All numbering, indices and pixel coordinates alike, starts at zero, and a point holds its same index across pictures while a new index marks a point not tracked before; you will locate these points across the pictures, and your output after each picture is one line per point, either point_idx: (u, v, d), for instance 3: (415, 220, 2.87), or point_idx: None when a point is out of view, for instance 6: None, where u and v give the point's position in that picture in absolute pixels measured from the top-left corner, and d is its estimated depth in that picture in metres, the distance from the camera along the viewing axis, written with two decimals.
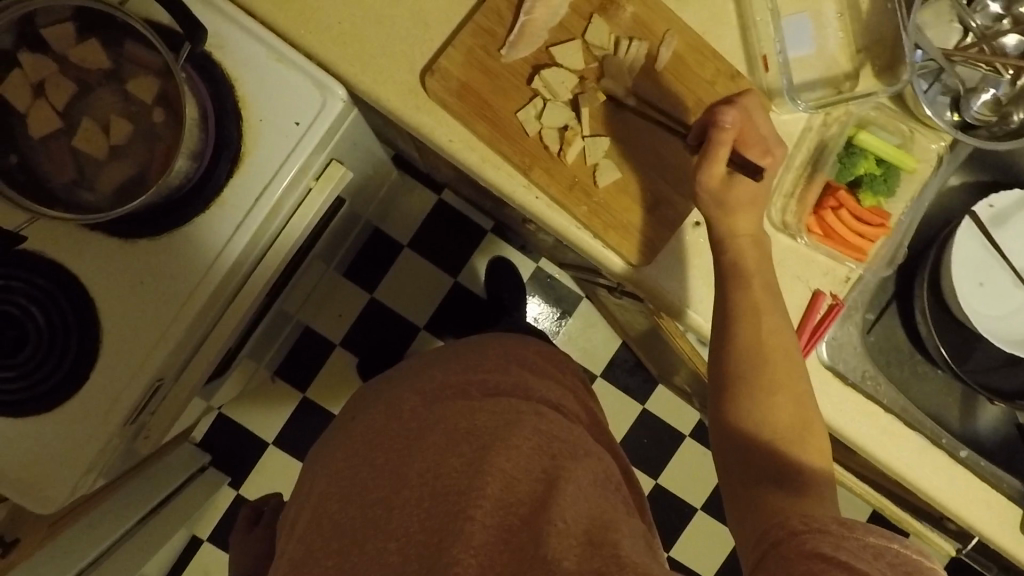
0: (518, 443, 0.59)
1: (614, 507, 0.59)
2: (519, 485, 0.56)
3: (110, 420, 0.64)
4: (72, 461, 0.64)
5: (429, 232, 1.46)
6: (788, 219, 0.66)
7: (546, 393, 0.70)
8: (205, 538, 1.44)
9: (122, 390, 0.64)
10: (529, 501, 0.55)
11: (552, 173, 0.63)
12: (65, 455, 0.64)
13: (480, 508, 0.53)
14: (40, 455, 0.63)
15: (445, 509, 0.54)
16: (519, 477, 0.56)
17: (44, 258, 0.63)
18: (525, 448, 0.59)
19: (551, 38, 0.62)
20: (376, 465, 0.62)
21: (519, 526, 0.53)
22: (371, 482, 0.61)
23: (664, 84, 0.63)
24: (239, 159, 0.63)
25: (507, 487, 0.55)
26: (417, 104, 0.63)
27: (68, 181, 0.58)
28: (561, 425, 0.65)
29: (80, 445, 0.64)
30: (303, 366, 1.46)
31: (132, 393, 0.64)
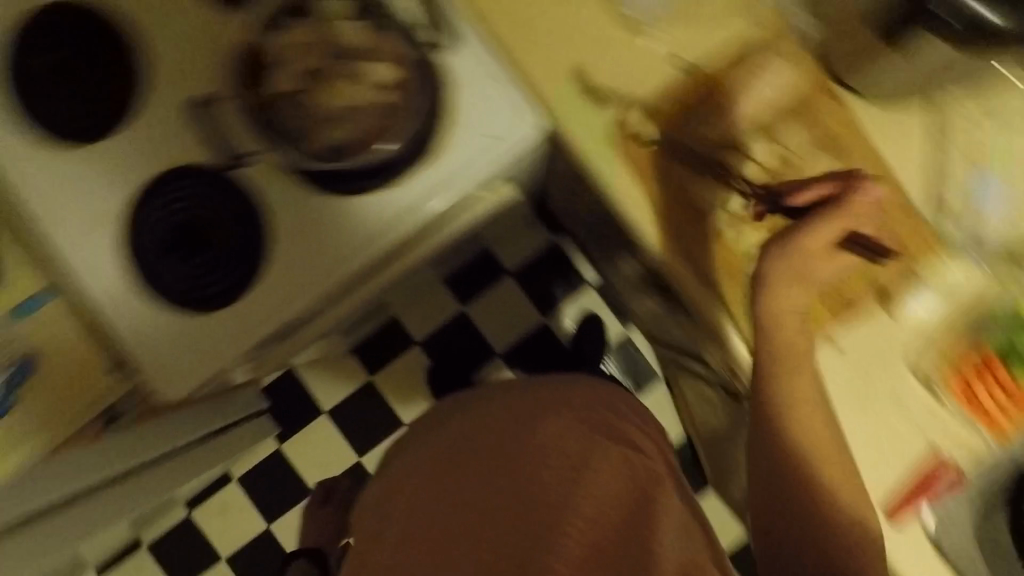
0: (609, 481, 0.71)
1: (693, 542, 0.73)
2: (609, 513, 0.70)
3: (247, 338, 0.71)
4: (202, 365, 0.71)
5: (535, 267, 1.50)
6: (929, 370, 0.67)
7: (627, 431, 0.78)
8: (236, 477, 1.52)
9: (266, 318, 0.71)
10: (617, 530, 0.69)
11: (710, 250, 0.66)
12: (201, 356, 0.71)
13: (574, 526, 0.68)
14: (180, 349, 0.71)
15: (539, 526, 0.68)
16: (610, 510, 0.70)
17: (240, 183, 0.69)
18: (608, 485, 0.71)
19: (748, 132, 0.66)
20: (475, 462, 0.74)
21: (619, 553, 0.67)
22: (466, 488, 0.72)
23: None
24: (433, 152, 0.69)
25: (596, 511, 0.69)
26: (603, 153, 0.67)
27: (299, 129, 0.67)
28: (640, 464, 0.75)
29: (215, 351, 0.71)
30: (378, 352, 1.51)
31: (274, 323, 0.71)
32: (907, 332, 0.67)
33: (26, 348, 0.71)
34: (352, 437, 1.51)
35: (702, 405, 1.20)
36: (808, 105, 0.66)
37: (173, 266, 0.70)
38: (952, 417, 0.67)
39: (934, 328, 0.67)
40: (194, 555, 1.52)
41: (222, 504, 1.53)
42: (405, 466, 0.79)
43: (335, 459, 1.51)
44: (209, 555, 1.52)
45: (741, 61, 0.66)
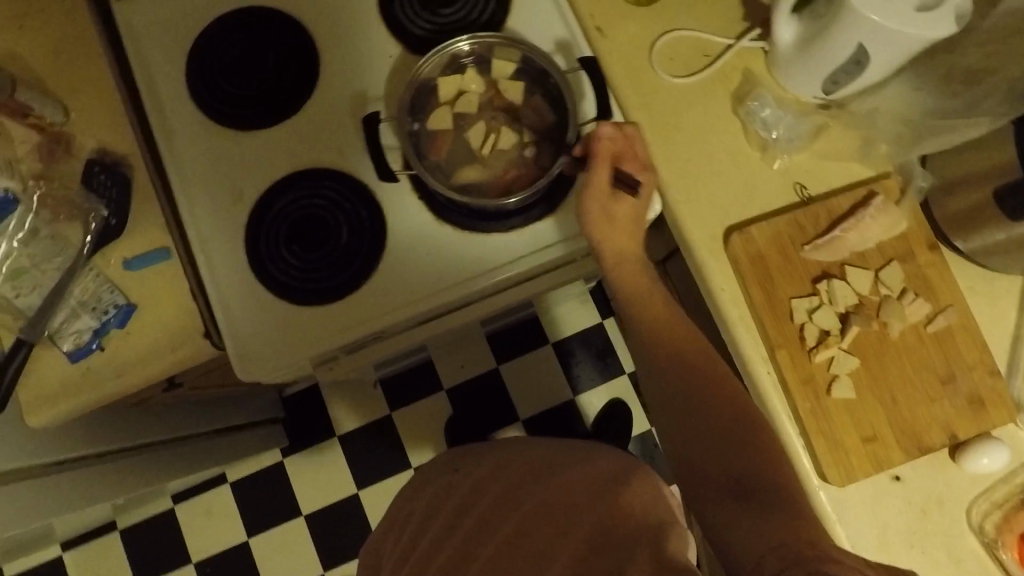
0: (599, 517, 0.66)
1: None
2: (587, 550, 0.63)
3: (332, 337, 0.73)
4: (285, 354, 0.73)
5: (576, 343, 1.52)
6: (986, 526, 0.66)
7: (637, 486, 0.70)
8: (231, 481, 1.49)
9: (353, 325, 0.73)
10: (600, 561, 0.61)
11: (794, 362, 0.68)
12: (283, 348, 0.73)
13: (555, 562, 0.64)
14: (268, 337, 0.74)
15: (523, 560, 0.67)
16: (596, 543, 0.63)
17: (372, 196, 0.75)
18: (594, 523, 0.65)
19: (848, 259, 0.70)
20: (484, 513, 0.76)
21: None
22: (474, 521, 0.77)
23: (929, 346, 0.68)
24: (553, 211, 0.74)
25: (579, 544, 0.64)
26: (711, 249, 0.72)
27: (440, 160, 0.74)
28: (653, 510, 0.66)
29: (298, 346, 0.74)
30: (405, 389, 1.52)
31: (359, 332, 0.73)
32: (967, 480, 0.67)
33: (126, 297, 0.73)
34: (357, 467, 1.49)
35: None
36: (909, 247, 0.70)
37: (287, 255, 0.74)
38: None
39: (999, 487, 0.66)
40: (165, 551, 1.47)
41: (207, 505, 1.49)
42: (439, 501, 0.85)
43: (334, 486, 1.48)
44: (181, 555, 1.47)
45: (858, 196, 0.71)
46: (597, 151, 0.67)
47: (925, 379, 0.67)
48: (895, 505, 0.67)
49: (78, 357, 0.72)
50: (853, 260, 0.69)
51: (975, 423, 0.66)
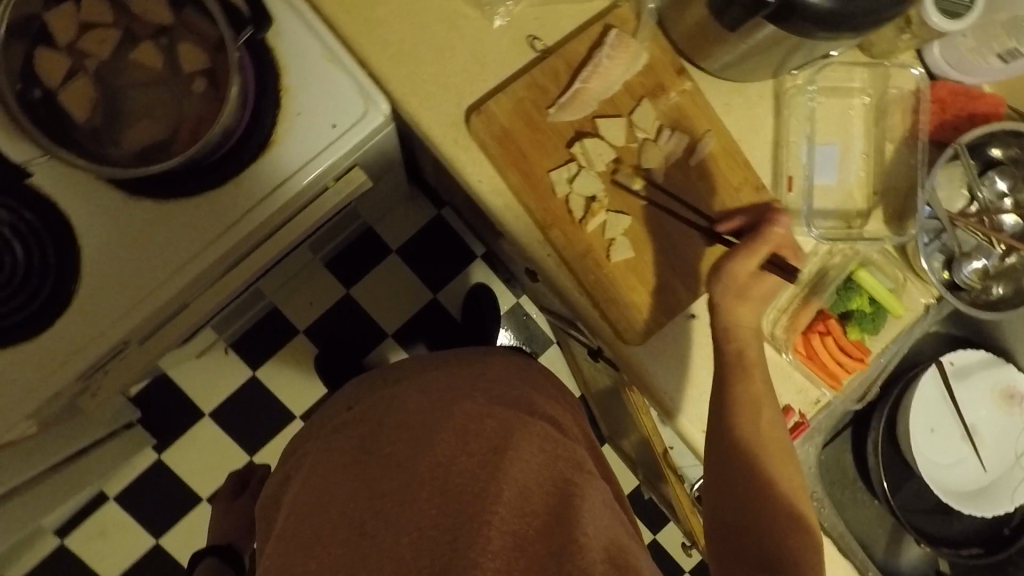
0: (527, 457, 0.61)
1: (620, 532, 0.61)
2: (532, 496, 0.58)
3: (106, 338, 0.61)
4: (58, 368, 0.61)
5: (421, 243, 1.45)
6: (776, 332, 0.69)
7: (543, 405, 0.72)
8: (113, 496, 1.38)
9: (113, 322, 0.61)
10: (542, 514, 0.57)
11: (570, 238, 0.63)
12: (31, 377, 0.61)
13: (497, 513, 0.55)
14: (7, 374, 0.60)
15: (457, 519, 0.55)
16: (532, 489, 0.59)
17: (40, 194, 0.60)
18: (534, 462, 0.61)
19: (598, 110, 0.63)
20: (389, 442, 0.63)
21: (535, 537, 0.55)
22: (377, 468, 0.61)
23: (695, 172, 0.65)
24: (268, 146, 0.62)
25: (522, 498, 0.57)
26: (456, 139, 0.63)
27: (90, 129, 0.56)
28: (560, 441, 0.67)
29: (53, 368, 0.61)
30: (261, 345, 1.42)
31: (118, 329, 0.61)
32: None
33: None
34: (243, 435, 1.42)
35: (591, 368, 1.23)
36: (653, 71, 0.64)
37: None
38: (802, 378, 0.69)
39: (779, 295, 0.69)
40: None
41: (102, 526, 1.39)
42: (323, 449, 0.68)
43: (224, 462, 1.41)
44: None
45: (593, 36, 0.63)
46: (764, 237, 0.60)
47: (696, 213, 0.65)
48: (698, 341, 0.68)
49: None
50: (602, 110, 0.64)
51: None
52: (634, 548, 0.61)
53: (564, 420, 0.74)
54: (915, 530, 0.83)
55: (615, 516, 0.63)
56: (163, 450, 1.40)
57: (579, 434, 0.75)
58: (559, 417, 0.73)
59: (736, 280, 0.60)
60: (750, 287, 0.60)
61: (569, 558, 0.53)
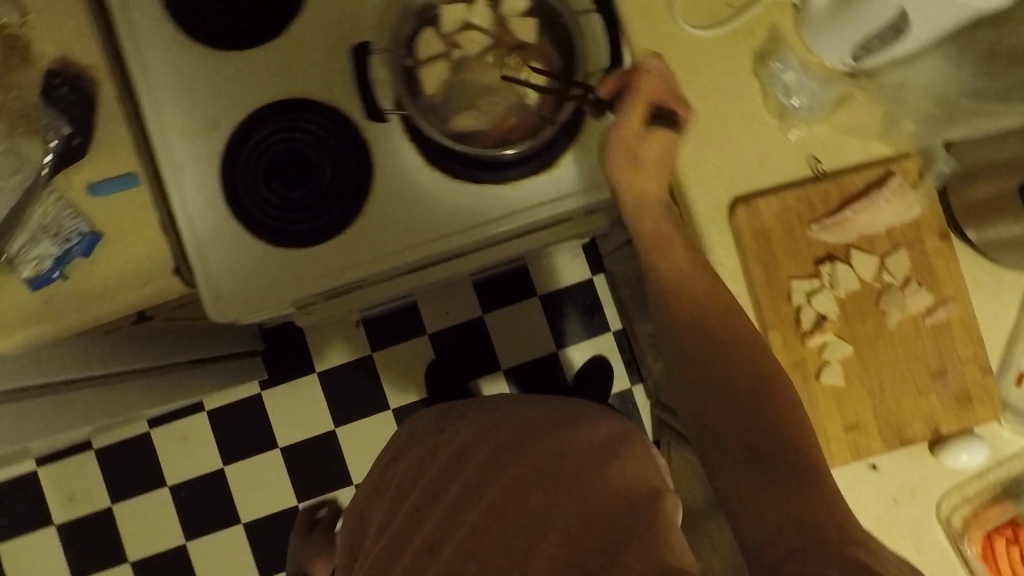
0: (592, 488, 0.61)
1: None
2: (594, 523, 0.57)
3: (352, 273, 0.69)
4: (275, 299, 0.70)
5: (563, 297, 1.51)
6: (951, 517, 0.67)
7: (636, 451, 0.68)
8: (207, 409, 1.47)
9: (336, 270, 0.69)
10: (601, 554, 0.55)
11: (787, 344, 0.66)
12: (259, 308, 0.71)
13: (556, 542, 0.57)
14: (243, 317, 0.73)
15: (506, 548, 0.59)
16: (597, 517, 0.58)
17: (358, 134, 0.69)
18: (597, 492, 0.61)
19: (856, 242, 0.66)
20: (472, 472, 0.71)
21: None
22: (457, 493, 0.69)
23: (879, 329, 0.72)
24: (551, 166, 0.69)
25: (570, 527, 0.58)
26: (715, 219, 0.68)
27: (431, 104, 0.66)
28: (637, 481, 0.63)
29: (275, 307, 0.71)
30: (388, 330, 1.50)
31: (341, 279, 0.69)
32: (942, 473, 0.67)
33: (90, 224, 0.67)
34: (337, 404, 1.48)
35: (689, 479, 1.21)
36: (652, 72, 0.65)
37: (257, 201, 0.69)
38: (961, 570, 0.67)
39: (971, 482, 0.67)
40: (140, 473, 1.47)
41: (186, 431, 1.48)
42: (425, 460, 0.79)
43: (311, 420, 1.48)
44: (157, 477, 1.47)
45: (874, 176, 0.66)
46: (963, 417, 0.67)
47: (914, 370, 0.66)
48: (868, 491, 0.67)
49: (37, 284, 0.66)
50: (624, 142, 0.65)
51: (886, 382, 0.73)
52: None
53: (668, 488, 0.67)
54: None
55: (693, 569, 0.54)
56: (266, 387, 1.48)
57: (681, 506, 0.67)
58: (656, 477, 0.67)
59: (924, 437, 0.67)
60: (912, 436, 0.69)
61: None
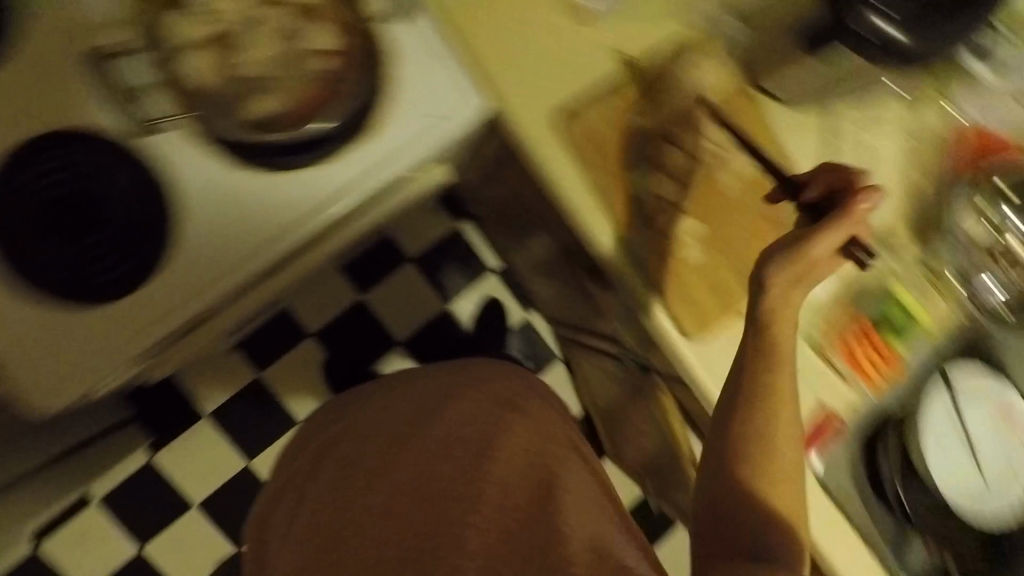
0: (506, 456, 0.73)
1: (602, 521, 0.72)
2: (515, 493, 0.72)
3: (189, 307, 0.63)
4: (108, 362, 0.62)
5: (435, 253, 1.48)
6: (813, 332, 0.76)
7: (531, 406, 0.79)
8: (98, 498, 1.32)
9: (170, 312, 0.62)
10: (521, 508, 0.71)
11: (640, 233, 0.69)
12: (81, 374, 0.61)
13: (477, 518, 0.69)
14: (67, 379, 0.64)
15: (441, 528, 0.68)
16: (513, 487, 0.72)
17: (142, 157, 0.62)
18: (515, 463, 0.73)
19: (673, 121, 0.70)
20: (382, 457, 0.75)
21: (514, 533, 0.69)
22: (373, 481, 0.73)
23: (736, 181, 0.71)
24: (365, 131, 0.65)
25: (503, 495, 0.71)
26: (543, 137, 0.69)
27: (213, 99, 0.61)
28: (541, 434, 0.77)
29: (100, 371, 0.62)
30: (269, 346, 1.40)
31: (178, 318, 0.63)
32: None
33: None
34: (242, 439, 1.38)
35: (604, 381, 1.27)
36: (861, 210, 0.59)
37: (54, 260, 0.60)
38: (833, 373, 0.77)
39: (820, 298, 0.76)
40: None
41: (81, 528, 1.32)
42: (325, 461, 0.78)
43: (219, 466, 1.37)
44: None
45: (670, 55, 0.70)
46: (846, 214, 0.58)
47: (756, 221, 0.71)
48: None
49: None
50: (787, 252, 0.59)
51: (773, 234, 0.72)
52: (615, 538, 0.72)
53: (557, 425, 0.81)
54: None
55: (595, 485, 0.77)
56: (157, 451, 1.34)
57: (563, 431, 0.81)
58: (540, 417, 0.79)
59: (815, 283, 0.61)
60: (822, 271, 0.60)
61: (549, 550, 0.67)
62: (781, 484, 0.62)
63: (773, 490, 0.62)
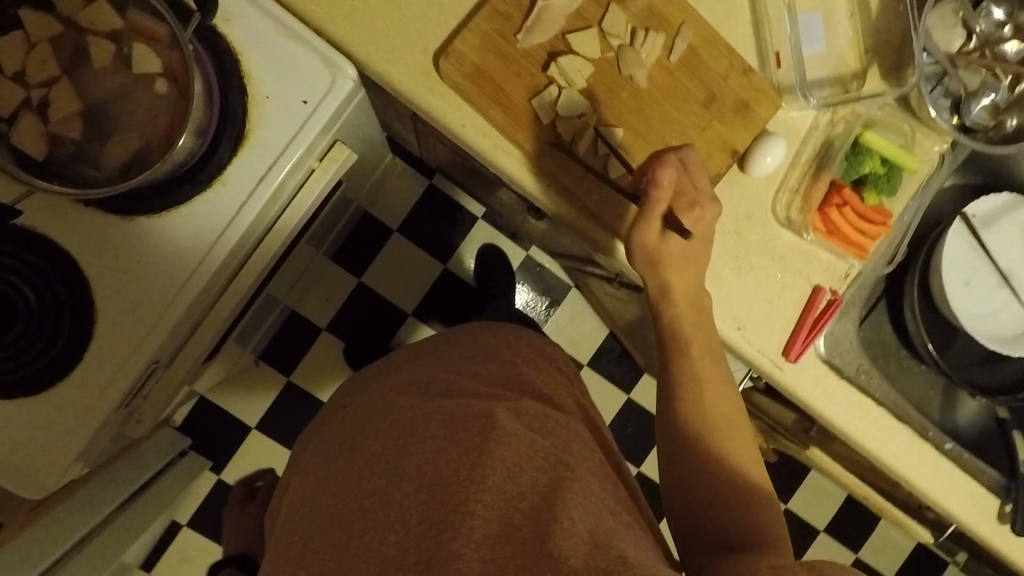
0: (514, 430, 0.62)
1: (614, 499, 0.61)
2: (521, 476, 0.58)
3: (134, 362, 0.62)
4: (68, 436, 0.61)
5: (418, 217, 1.44)
6: (792, 215, 0.67)
7: (540, 384, 0.72)
8: (184, 523, 1.41)
9: (117, 372, 0.62)
10: (530, 496, 0.57)
11: (564, 162, 0.62)
12: (42, 453, 0.61)
13: (480, 502, 0.55)
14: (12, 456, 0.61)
15: (442, 509, 0.55)
16: (520, 470, 0.58)
17: (34, 234, 0.60)
18: (522, 435, 0.62)
19: (567, 26, 0.61)
20: (379, 442, 0.64)
21: (522, 520, 0.54)
22: (368, 470, 0.62)
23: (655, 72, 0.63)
24: (245, 137, 0.61)
25: (507, 480, 0.57)
26: (430, 88, 0.62)
27: (67, 153, 0.56)
28: (554, 413, 0.67)
29: (60, 444, 0.61)
30: (289, 350, 1.43)
31: (126, 377, 0.62)
32: (763, 182, 0.67)
33: None
34: (292, 440, 1.44)
35: (615, 303, 1.23)
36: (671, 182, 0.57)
37: None
38: (823, 252, 0.68)
39: (790, 173, 0.67)
40: None
41: (181, 553, 1.42)
42: (326, 445, 0.71)
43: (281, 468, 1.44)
44: None
45: None
46: (654, 196, 0.57)
47: (688, 111, 0.63)
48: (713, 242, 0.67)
49: None
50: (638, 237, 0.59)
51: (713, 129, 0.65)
52: (629, 520, 0.61)
53: (565, 400, 0.74)
54: (971, 385, 0.82)
55: (602, 470, 0.65)
56: (220, 470, 1.42)
57: (576, 409, 0.75)
58: (555, 393, 0.73)
59: (645, 248, 0.58)
60: (660, 251, 0.58)
61: (552, 542, 0.52)
62: (732, 448, 0.59)
63: (717, 432, 0.59)
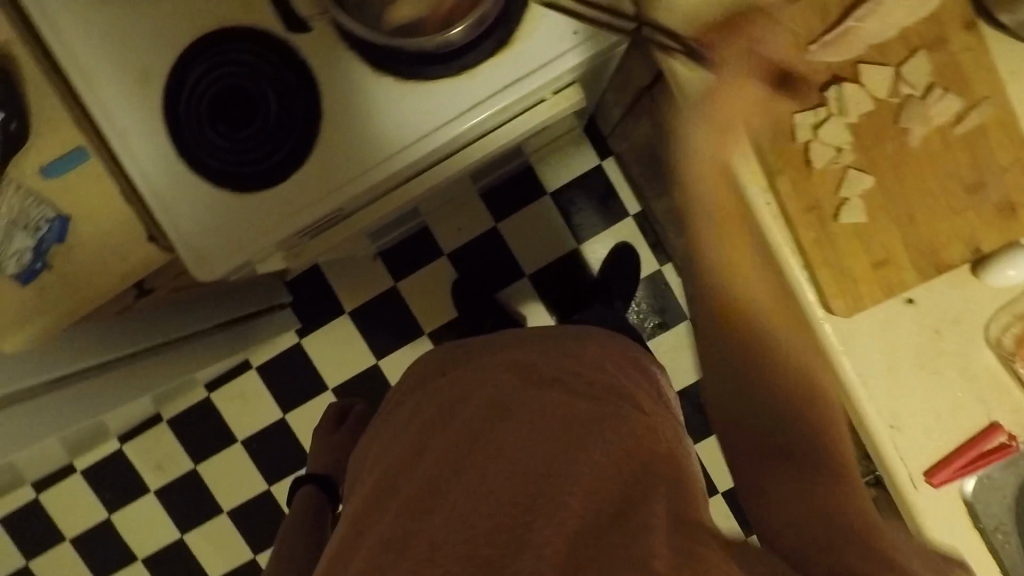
0: (612, 433, 0.61)
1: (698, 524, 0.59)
2: (610, 478, 0.57)
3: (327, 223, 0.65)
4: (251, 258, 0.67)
5: (573, 190, 1.44)
6: (1001, 338, 0.62)
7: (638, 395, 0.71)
8: (254, 366, 1.51)
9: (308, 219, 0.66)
10: (619, 498, 0.56)
11: (799, 187, 0.60)
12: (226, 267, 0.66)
13: (572, 493, 0.54)
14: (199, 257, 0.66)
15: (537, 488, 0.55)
16: (610, 471, 0.57)
17: (296, 57, 0.64)
18: (618, 440, 0.61)
19: (864, 56, 0.58)
20: (477, 405, 0.65)
21: (609, 520, 0.54)
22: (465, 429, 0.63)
23: (932, 138, 0.58)
24: (506, 45, 0.63)
25: (597, 477, 0.56)
26: (697, 65, 0.60)
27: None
28: (650, 425, 0.66)
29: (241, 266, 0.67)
30: (406, 258, 1.49)
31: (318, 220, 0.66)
32: (986, 293, 0.62)
33: (53, 208, 0.66)
34: (374, 339, 1.50)
35: None
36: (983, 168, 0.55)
37: (214, 143, 0.66)
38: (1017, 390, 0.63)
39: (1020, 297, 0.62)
40: (211, 438, 1.54)
41: (242, 390, 1.52)
42: (424, 396, 0.73)
43: (353, 358, 1.51)
44: (226, 437, 1.53)
45: None
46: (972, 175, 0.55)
47: (947, 189, 0.59)
48: (906, 328, 0.63)
49: (25, 279, 0.66)
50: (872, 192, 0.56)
51: (951, 222, 0.59)
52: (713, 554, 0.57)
53: (659, 412, 0.72)
54: None
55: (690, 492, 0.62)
56: (303, 336, 1.51)
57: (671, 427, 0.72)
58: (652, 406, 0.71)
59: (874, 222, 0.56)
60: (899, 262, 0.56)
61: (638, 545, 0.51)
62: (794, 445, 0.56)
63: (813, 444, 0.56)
